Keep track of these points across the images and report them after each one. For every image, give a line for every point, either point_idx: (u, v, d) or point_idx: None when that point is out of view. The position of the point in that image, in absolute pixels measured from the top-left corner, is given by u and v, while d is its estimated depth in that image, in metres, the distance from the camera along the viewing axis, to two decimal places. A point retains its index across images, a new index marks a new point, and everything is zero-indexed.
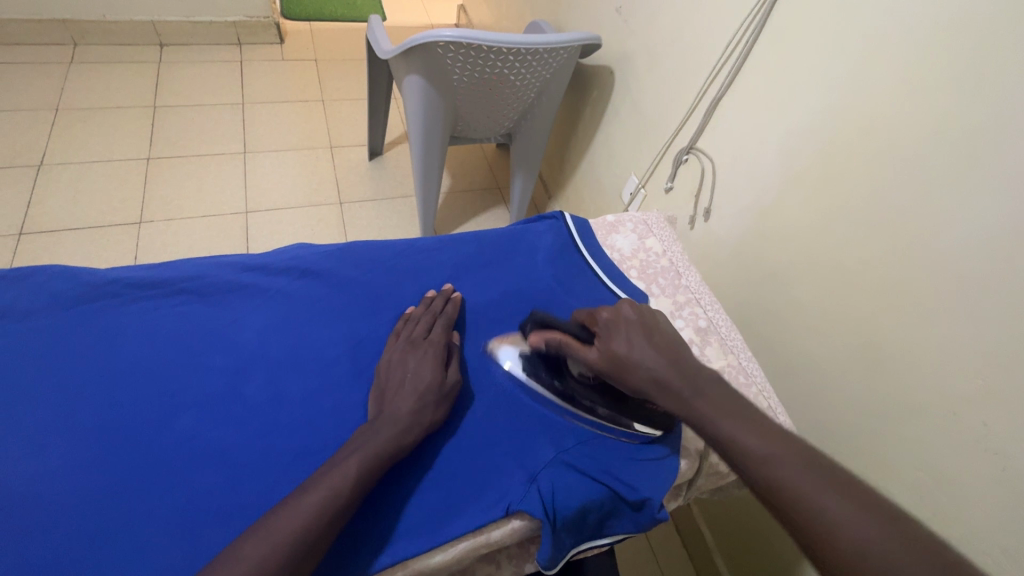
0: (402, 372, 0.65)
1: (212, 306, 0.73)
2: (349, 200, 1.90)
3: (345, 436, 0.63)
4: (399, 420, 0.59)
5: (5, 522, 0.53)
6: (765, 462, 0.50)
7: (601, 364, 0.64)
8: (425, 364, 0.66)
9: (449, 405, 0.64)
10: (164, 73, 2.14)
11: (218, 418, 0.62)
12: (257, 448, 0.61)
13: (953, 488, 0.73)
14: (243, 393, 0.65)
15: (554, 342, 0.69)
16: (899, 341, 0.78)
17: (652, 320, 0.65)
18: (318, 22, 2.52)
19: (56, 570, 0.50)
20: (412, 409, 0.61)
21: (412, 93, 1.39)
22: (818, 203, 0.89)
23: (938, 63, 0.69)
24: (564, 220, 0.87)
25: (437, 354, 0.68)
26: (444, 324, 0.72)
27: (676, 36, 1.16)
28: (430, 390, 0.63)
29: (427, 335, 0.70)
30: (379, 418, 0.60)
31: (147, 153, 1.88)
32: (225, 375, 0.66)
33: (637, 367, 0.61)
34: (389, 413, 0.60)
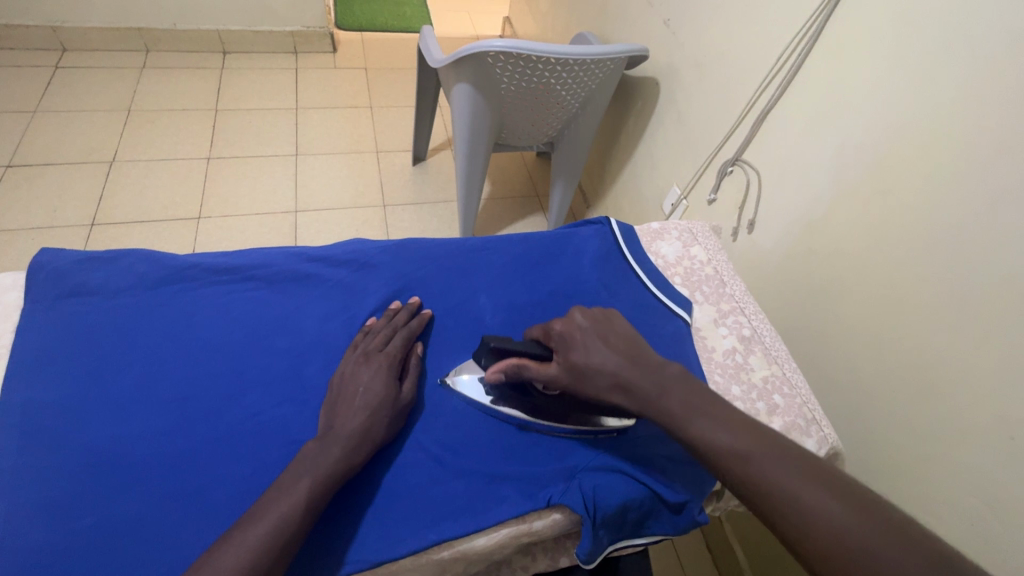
0: (353, 382, 0.65)
1: (276, 293, 0.77)
2: (392, 203, 1.97)
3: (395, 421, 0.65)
4: (349, 434, 0.59)
5: (94, 480, 0.58)
6: (734, 457, 0.52)
7: (564, 376, 0.62)
8: (376, 379, 0.65)
9: (396, 417, 0.64)
10: (226, 79, 2.27)
11: (282, 397, 0.66)
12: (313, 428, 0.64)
13: (1009, 518, 0.70)
14: (302, 376, 0.69)
15: (514, 366, 0.65)
16: (955, 360, 0.76)
17: (603, 326, 0.66)
18: (369, 33, 2.63)
19: (137, 526, 0.55)
20: (361, 428, 0.60)
21: (460, 100, 1.44)
22: (872, 217, 0.87)
23: (1003, 76, 0.68)
24: (609, 225, 0.87)
25: (393, 369, 0.67)
26: (404, 338, 0.71)
27: (725, 47, 1.17)
28: (382, 406, 0.63)
29: (382, 347, 0.69)
30: (328, 430, 0.60)
31: (208, 153, 1.99)
32: (287, 358, 0.70)
33: (598, 371, 0.61)
34: (337, 428, 0.60)
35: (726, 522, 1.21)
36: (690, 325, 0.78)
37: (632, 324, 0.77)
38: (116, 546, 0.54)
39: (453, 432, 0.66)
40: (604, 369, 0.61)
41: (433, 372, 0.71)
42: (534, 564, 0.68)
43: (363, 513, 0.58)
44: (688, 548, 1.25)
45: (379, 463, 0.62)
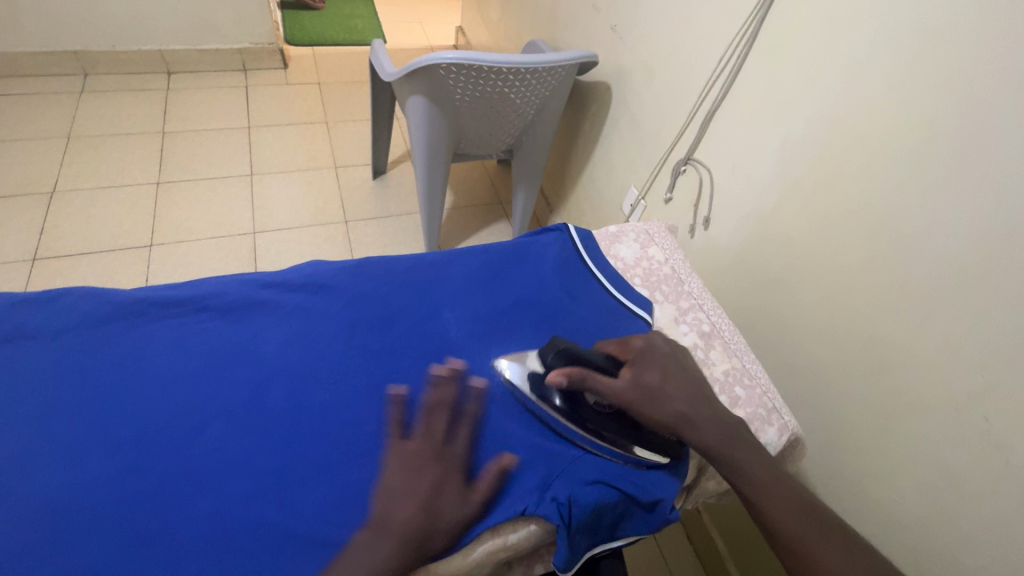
0: (418, 484, 0.57)
1: (233, 322, 0.75)
2: (354, 218, 1.94)
3: (361, 443, 0.64)
4: (405, 533, 0.54)
5: (42, 532, 0.55)
6: (760, 486, 0.61)
7: (627, 392, 0.66)
8: (439, 485, 0.57)
9: (456, 517, 0.58)
10: (172, 100, 2.19)
11: (243, 428, 0.64)
12: (277, 458, 0.62)
13: (962, 485, 0.74)
14: (264, 404, 0.67)
15: (577, 375, 0.66)
16: (900, 340, 0.80)
17: (680, 357, 0.72)
18: (320, 47, 2.59)
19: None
20: (420, 527, 0.55)
21: (415, 113, 1.43)
22: (817, 207, 0.91)
23: (923, 72, 0.73)
24: (568, 232, 0.89)
25: (457, 471, 0.59)
26: (468, 430, 0.62)
27: (670, 52, 1.20)
28: (444, 514, 0.56)
29: (448, 440, 0.61)
30: (379, 536, 0.54)
31: (157, 178, 1.92)
32: (247, 387, 0.68)
33: (671, 399, 0.66)
34: (393, 523, 0.54)
35: (704, 513, 1.23)
36: (652, 325, 0.80)
37: (596, 327, 0.78)
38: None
39: None
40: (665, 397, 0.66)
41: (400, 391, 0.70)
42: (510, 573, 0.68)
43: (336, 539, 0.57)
44: (670, 542, 1.27)
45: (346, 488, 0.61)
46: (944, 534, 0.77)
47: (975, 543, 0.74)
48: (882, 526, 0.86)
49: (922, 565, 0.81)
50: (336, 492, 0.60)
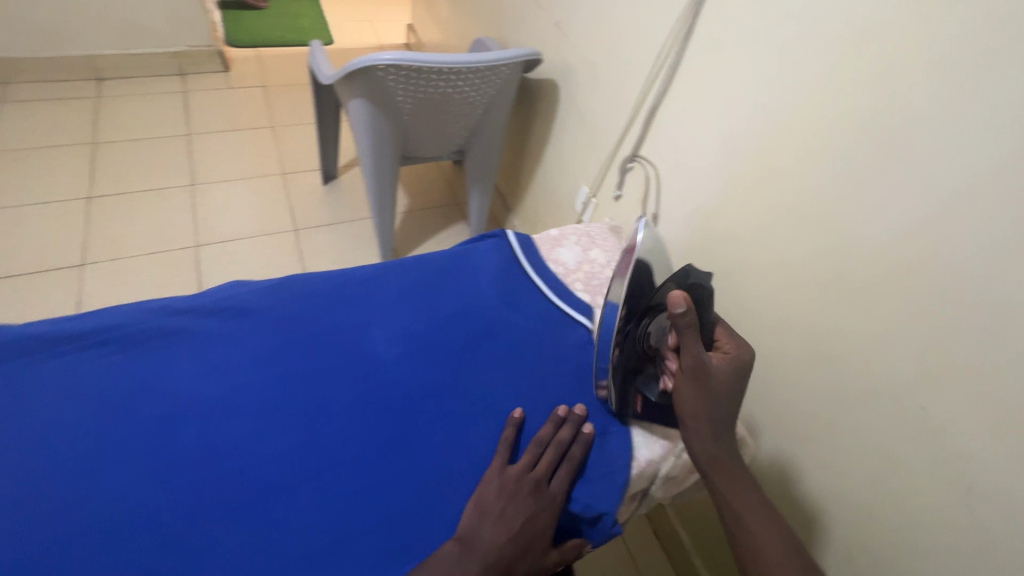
0: (520, 509, 0.59)
1: (139, 354, 0.68)
2: (304, 226, 1.87)
3: (283, 477, 0.61)
4: (489, 559, 0.55)
5: None
6: (746, 508, 0.62)
7: (694, 368, 0.64)
8: (535, 518, 0.59)
9: (537, 560, 0.58)
10: (102, 108, 2.07)
11: (150, 473, 0.59)
12: (189, 503, 0.58)
13: (901, 471, 0.76)
14: (174, 444, 0.61)
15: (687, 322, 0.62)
16: (840, 331, 0.81)
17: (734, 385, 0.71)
18: (263, 48, 2.49)
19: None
20: (503, 557, 0.56)
21: (356, 117, 1.38)
22: (757, 202, 0.91)
23: (849, 68, 0.73)
24: (507, 238, 0.86)
25: (555, 513, 0.61)
26: (568, 472, 0.64)
27: (612, 49, 1.19)
28: (531, 546, 0.58)
29: (549, 480, 0.63)
30: (470, 549, 0.56)
31: (88, 192, 1.81)
32: (155, 426, 0.62)
33: (717, 406, 0.65)
34: (479, 544, 0.56)
35: (668, 508, 1.23)
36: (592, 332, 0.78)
37: (535, 337, 0.76)
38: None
39: (350, 484, 0.61)
40: (718, 397, 0.64)
41: (326, 419, 0.65)
42: None
43: None
44: (637, 539, 1.27)
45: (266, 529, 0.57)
46: (890, 521, 0.79)
47: (915, 526, 0.76)
48: (830, 514, 0.88)
49: (868, 550, 0.83)
50: (252, 533, 0.57)
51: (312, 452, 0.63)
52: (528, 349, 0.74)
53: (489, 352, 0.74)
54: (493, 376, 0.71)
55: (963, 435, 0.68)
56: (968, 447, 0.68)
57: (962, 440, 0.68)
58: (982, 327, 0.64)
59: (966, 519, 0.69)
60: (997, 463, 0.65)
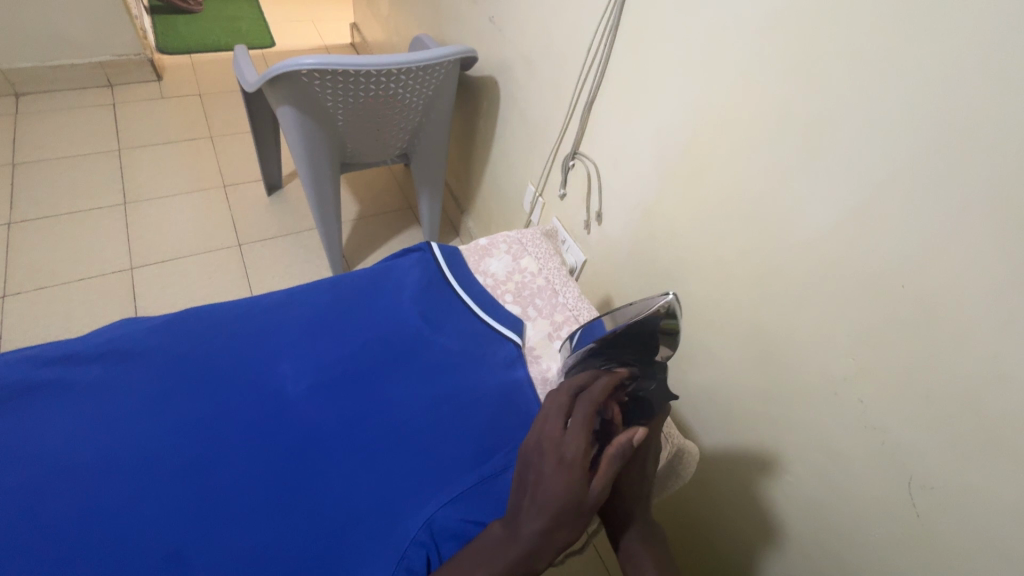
0: (540, 482, 0.53)
1: (3, 410, 0.59)
2: (248, 241, 1.79)
3: (168, 540, 0.53)
4: (525, 541, 0.51)
5: None
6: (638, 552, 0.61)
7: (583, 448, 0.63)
8: (555, 478, 0.52)
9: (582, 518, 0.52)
10: (22, 126, 1.93)
11: (7, 549, 0.50)
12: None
13: (845, 466, 0.74)
14: (38, 513, 0.53)
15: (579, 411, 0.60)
16: (780, 328, 0.79)
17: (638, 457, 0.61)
18: (198, 54, 2.37)
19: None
20: (543, 531, 0.51)
21: (286, 125, 1.31)
22: (694, 197, 0.88)
23: (770, 57, 0.71)
24: (431, 251, 0.82)
25: (580, 461, 0.53)
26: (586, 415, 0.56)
27: (546, 44, 1.15)
28: (568, 508, 0.52)
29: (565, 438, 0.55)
30: (507, 537, 0.52)
31: (8, 217, 1.69)
32: (16, 492, 0.53)
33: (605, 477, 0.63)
34: (518, 528, 0.52)
35: None
36: (522, 348, 0.75)
37: (461, 358, 0.72)
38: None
39: (256, 537, 0.55)
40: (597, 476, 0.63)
41: (227, 467, 0.59)
42: None
43: None
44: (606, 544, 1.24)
45: None
46: (839, 518, 0.77)
47: (862, 521, 0.74)
48: (782, 512, 0.86)
49: (820, 547, 0.81)
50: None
51: (204, 507, 0.56)
52: (453, 371, 0.70)
53: (411, 377, 0.69)
54: (416, 404, 0.67)
55: (900, 429, 0.67)
56: (905, 441, 0.66)
57: (899, 434, 0.67)
58: (912, 318, 0.63)
59: (908, 513, 0.68)
60: (934, 456, 0.64)
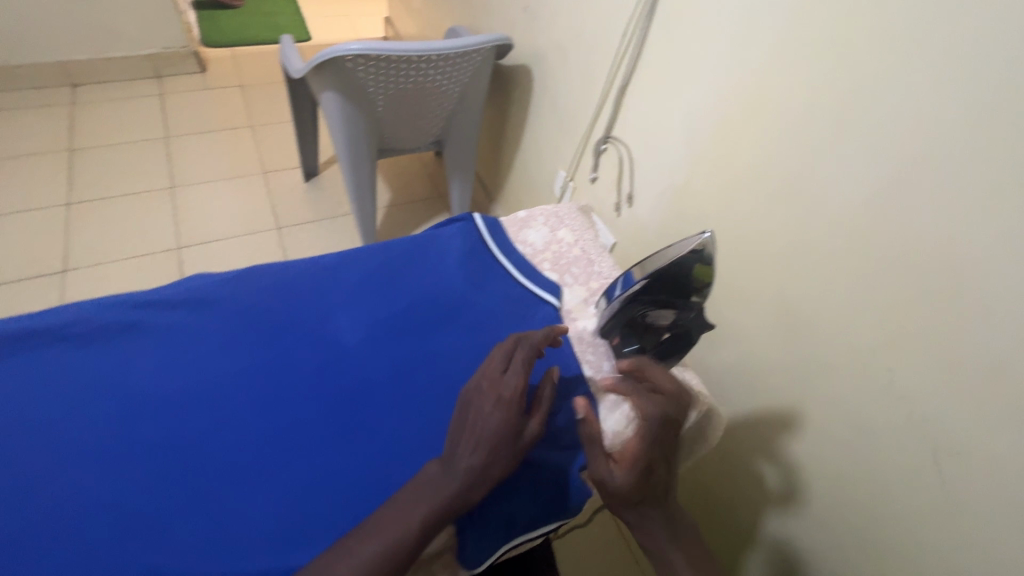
0: (478, 422, 0.58)
1: (98, 348, 0.65)
2: (287, 225, 1.87)
3: (246, 464, 0.59)
4: (466, 474, 0.55)
5: None
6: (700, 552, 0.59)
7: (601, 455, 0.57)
8: (494, 416, 0.58)
9: (516, 456, 0.58)
10: (78, 114, 2.05)
11: (111, 465, 0.57)
12: (152, 492, 0.56)
13: (871, 437, 0.76)
14: (135, 437, 0.59)
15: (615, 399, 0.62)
16: (809, 303, 0.81)
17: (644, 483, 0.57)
18: (239, 48, 2.47)
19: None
20: (480, 465, 0.56)
21: (329, 110, 1.37)
22: (725, 177, 0.91)
23: (804, 37, 0.72)
24: (473, 221, 0.86)
25: (518, 401, 0.59)
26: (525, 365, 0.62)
27: (580, 31, 1.18)
28: (505, 443, 0.57)
29: (503, 380, 0.60)
30: (446, 470, 0.56)
31: (67, 198, 1.80)
32: (114, 420, 0.60)
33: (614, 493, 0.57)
34: (457, 461, 0.56)
35: None
36: (560, 310, 0.78)
37: (501, 318, 0.76)
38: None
39: (321, 467, 0.60)
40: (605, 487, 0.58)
41: (293, 406, 0.64)
42: None
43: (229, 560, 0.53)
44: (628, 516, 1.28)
45: (234, 516, 0.56)
46: (864, 490, 0.79)
47: (887, 492, 0.76)
48: (807, 484, 0.88)
49: (844, 518, 0.83)
50: (215, 519, 0.56)
51: (275, 439, 0.61)
52: (495, 329, 0.74)
53: (457, 334, 0.73)
54: (460, 357, 0.71)
55: (927, 398, 0.68)
56: (932, 410, 0.68)
57: (926, 404, 0.69)
58: (941, 289, 0.65)
59: (933, 482, 0.70)
60: (962, 426, 0.66)
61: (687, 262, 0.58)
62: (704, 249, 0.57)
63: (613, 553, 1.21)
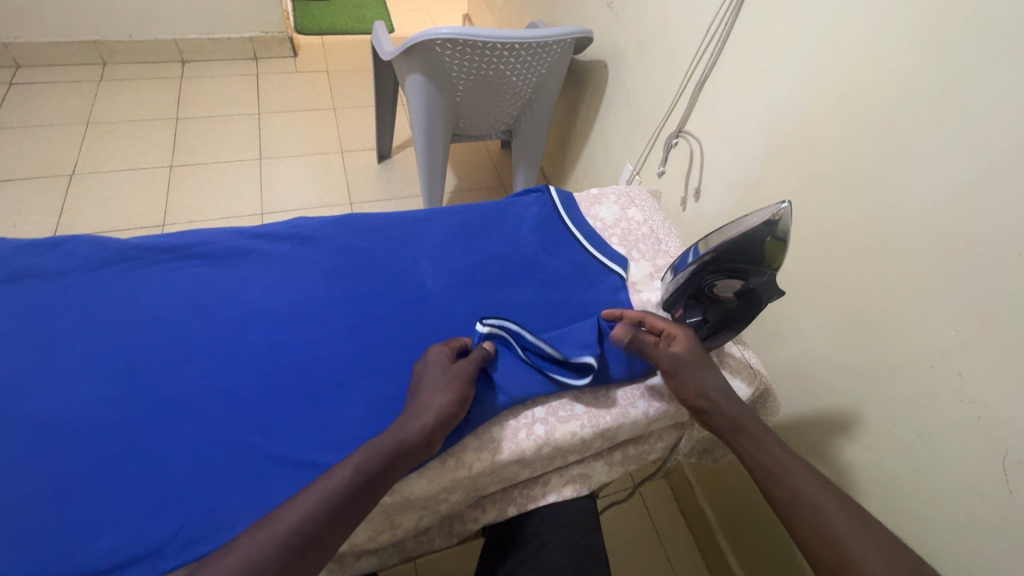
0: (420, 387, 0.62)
1: (219, 268, 0.75)
2: (359, 201, 1.98)
3: (341, 375, 0.66)
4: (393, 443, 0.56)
5: (38, 446, 0.57)
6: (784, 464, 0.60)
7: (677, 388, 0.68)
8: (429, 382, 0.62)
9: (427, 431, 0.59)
10: (185, 87, 2.25)
11: (226, 362, 0.65)
12: (257, 387, 0.64)
13: (934, 441, 0.75)
14: (247, 342, 0.67)
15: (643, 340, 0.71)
16: (880, 301, 0.80)
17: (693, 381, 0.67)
18: (329, 36, 2.63)
19: (87, 482, 0.55)
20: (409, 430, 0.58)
21: (413, 90, 1.45)
22: (799, 172, 0.91)
23: (897, 31, 0.72)
24: (549, 192, 0.90)
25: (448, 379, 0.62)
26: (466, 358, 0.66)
27: (663, 26, 1.21)
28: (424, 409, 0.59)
29: (450, 365, 0.64)
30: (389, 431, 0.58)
31: (171, 161, 1.98)
32: (231, 326, 0.68)
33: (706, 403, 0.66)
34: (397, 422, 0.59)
35: (696, 485, 1.21)
36: (626, 280, 0.82)
37: (569, 281, 0.80)
38: (73, 501, 0.54)
39: (401, 387, 0.65)
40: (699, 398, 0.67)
41: (380, 333, 0.70)
42: (484, 516, 0.69)
43: (317, 456, 0.59)
44: (661, 512, 1.26)
45: (324, 419, 0.62)
46: (923, 495, 0.77)
47: (946, 498, 0.74)
48: (857, 486, 0.87)
49: (894, 522, 0.82)
50: (311, 416, 0.62)
51: (363, 359, 0.67)
52: (564, 291, 0.78)
53: (528, 289, 0.78)
54: (530, 312, 0.75)
55: (1001, 404, 0.67)
56: (1006, 415, 0.66)
57: (1000, 409, 0.67)
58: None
59: (998, 489, 0.68)
60: None
61: (759, 232, 0.60)
62: (779, 218, 0.59)
63: (644, 547, 1.21)
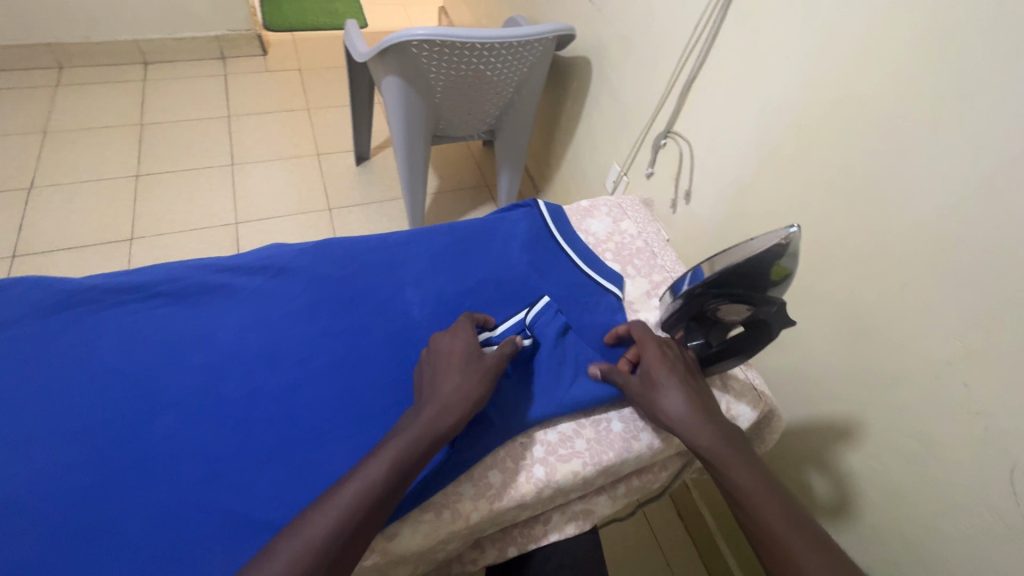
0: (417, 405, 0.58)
1: (186, 308, 0.70)
2: (337, 206, 1.91)
3: (325, 423, 0.61)
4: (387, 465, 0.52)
5: None
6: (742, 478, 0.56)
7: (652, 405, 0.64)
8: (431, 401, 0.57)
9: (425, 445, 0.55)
10: (149, 91, 2.15)
11: (198, 415, 0.60)
12: (233, 442, 0.59)
13: (940, 452, 0.73)
14: (220, 391, 0.62)
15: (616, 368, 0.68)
16: (881, 311, 0.78)
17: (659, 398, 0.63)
18: (300, 32, 2.53)
19: (42, 563, 0.50)
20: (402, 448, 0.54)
21: (389, 93, 1.39)
22: (794, 177, 0.88)
23: (896, 32, 0.69)
24: (538, 207, 0.87)
25: (450, 400, 0.58)
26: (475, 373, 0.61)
27: (647, 23, 1.17)
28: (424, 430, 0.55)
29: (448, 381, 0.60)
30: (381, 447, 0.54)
31: (136, 170, 1.89)
32: (202, 373, 0.63)
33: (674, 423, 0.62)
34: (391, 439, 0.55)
35: (694, 489, 1.20)
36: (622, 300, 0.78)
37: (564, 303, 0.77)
38: None
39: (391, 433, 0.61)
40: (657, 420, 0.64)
41: (367, 371, 0.66)
42: (483, 557, 0.66)
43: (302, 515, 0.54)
44: (660, 518, 1.25)
45: (309, 472, 0.58)
46: (929, 505, 0.76)
47: (953, 509, 0.73)
48: (860, 495, 0.86)
49: (898, 530, 0.81)
50: (293, 471, 0.58)
51: (348, 403, 0.63)
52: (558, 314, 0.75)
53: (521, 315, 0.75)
54: None
55: (1007, 416, 0.65)
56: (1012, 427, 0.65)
57: (1006, 421, 0.65)
58: None
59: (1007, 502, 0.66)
60: None
61: (766, 255, 0.58)
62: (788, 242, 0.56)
63: (645, 556, 1.19)
